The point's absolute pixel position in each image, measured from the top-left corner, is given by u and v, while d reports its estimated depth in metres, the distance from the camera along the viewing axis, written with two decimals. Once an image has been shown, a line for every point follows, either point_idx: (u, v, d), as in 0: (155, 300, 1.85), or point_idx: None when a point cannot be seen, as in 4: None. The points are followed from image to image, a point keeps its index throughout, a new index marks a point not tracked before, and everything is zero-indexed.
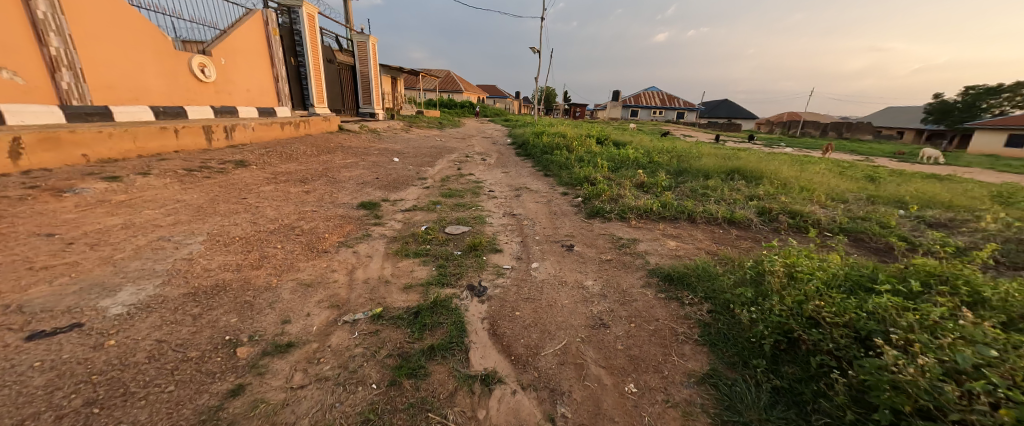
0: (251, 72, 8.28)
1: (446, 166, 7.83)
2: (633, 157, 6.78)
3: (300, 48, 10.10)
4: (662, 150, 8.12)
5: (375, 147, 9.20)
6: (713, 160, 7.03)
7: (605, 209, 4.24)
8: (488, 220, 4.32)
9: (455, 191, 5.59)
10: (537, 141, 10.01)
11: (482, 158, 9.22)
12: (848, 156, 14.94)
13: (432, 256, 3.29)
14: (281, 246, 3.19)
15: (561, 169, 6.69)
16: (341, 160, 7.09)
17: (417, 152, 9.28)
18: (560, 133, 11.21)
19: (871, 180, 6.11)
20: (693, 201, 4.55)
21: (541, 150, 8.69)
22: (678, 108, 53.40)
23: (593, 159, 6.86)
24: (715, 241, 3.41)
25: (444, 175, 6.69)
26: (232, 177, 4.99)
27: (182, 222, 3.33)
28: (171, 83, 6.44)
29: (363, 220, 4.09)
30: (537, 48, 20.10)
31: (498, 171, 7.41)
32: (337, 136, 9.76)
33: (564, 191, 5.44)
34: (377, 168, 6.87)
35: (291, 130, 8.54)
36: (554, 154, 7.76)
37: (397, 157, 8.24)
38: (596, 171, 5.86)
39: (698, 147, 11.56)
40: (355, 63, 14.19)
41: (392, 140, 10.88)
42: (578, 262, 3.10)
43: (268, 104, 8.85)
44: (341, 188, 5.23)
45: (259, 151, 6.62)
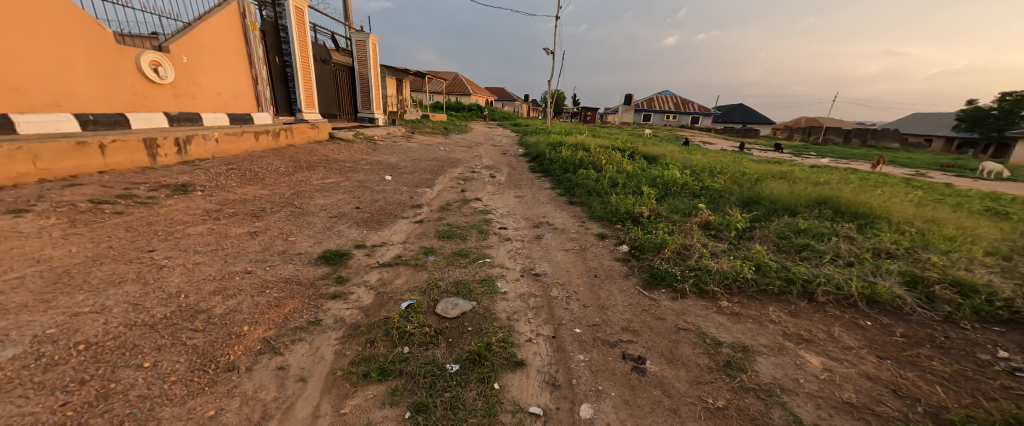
0: (222, 73, 7.09)
1: (446, 186, 6.53)
2: (680, 181, 5.42)
3: (286, 46, 8.92)
4: (711, 168, 6.69)
5: (367, 160, 7.95)
6: (783, 185, 5.60)
7: (672, 273, 2.89)
8: (500, 286, 3.00)
9: (453, 229, 4.27)
10: (555, 154, 8.67)
11: (491, 175, 7.91)
12: (898, 171, 13.32)
13: (407, 378, 1.97)
14: (152, 363, 1.89)
15: (591, 195, 5.35)
16: (319, 180, 5.84)
17: (415, 167, 7.99)
18: (581, 143, 9.81)
19: (1003, 217, 4.65)
20: (796, 260, 3.17)
21: (561, 167, 7.33)
22: (693, 113, 51.61)
23: (631, 183, 5.50)
24: (882, 355, 2.03)
25: (444, 202, 5.41)
26: (158, 211, 3.74)
27: (6, 312, 2.06)
28: (111, 85, 5.24)
29: (317, 288, 2.79)
30: (550, 49, 18.78)
31: (509, 195, 6.06)
32: (326, 146, 8.52)
33: (599, 232, 4.12)
34: (361, 191, 5.59)
35: (270, 140, 7.32)
36: (580, 173, 6.40)
37: (390, 173, 7.00)
38: (640, 203, 4.53)
39: (739, 161, 10.09)
40: (354, 65, 13.04)
41: (389, 151, 9.64)
42: (662, 406, 1.74)
43: (244, 109, 7.65)
44: (303, 226, 3.94)
45: (217, 169, 5.38)
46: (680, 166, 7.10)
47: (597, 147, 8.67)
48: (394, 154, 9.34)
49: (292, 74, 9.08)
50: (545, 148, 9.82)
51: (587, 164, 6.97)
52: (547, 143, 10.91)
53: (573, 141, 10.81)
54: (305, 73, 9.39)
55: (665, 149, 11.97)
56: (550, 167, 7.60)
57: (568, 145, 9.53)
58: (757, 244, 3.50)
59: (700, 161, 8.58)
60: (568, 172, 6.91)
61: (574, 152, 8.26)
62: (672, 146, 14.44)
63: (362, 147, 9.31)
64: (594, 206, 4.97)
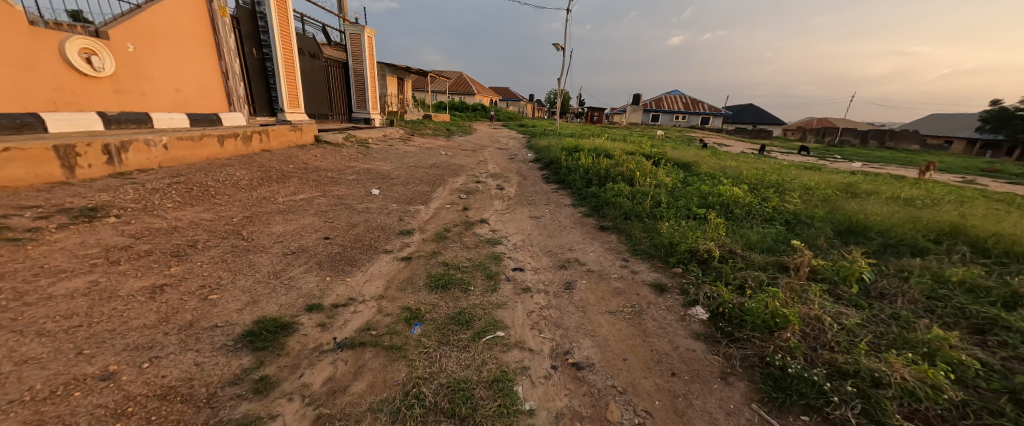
0: (182, 65, 6.01)
1: (443, 203, 5.38)
2: (742, 201, 4.28)
3: (266, 37, 7.83)
4: (768, 181, 5.51)
5: (354, 168, 6.83)
6: (873, 207, 4.41)
7: (814, 385, 1.73)
8: (522, 397, 1.84)
9: (451, 274, 3.11)
10: (574, 161, 7.53)
11: (498, 187, 6.76)
12: (946, 179, 12.10)
13: None
14: None
15: (629, 220, 4.21)
16: (288, 196, 4.73)
17: (409, 176, 6.86)
18: (601, 148, 8.64)
19: None
20: (990, 349, 2.01)
21: (584, 178, 6.18)
22: (703, 113, 50.13)
23: (680, 204, 4.35)
24: None
25: (441, 227, 4.30)
26: (30, 251, 2.62)
27: None
28: (22, 77, 4.14)
29: (213, 412, 1.64)
30: (560, 45, 17.61)
31: (521, 216, 4.89)
32: (310, 151, 7.43)
33: (654, 280, 2.98)
34: (337, 211, 4.45)
35: (239, 145, 6.21)
36: (610, 187, 5.25)
37: (380, 186, 5.90)
38: (703, 237, 3.38)
39: (780, 169, 8.89)
40: (348, 60, 11.98)
41: (382, 156, 8.52)
42: None
43: (213, 108, 6.57)
44: (240, 272, 2.81)
45: (157, 184, 4.29)
46: (727, 178, 5.94)
47: (623, 154, 7.52)
48: (387, 160, 8.22)
49: (273, 69, 8.00)
50: (561, 153, 8.68)
51: (616, 176, 5.83)
52: (561, 147, 9.78)
53: (590, 145, 9.65)
54: (288, 68, 8.31)
55: (691, 154, 10.78)
56: (568, 179, 6.45)
57: (587, 151, 8.41)
58: (906, 313, 2.34)
59: (743, 171, 7.38)
60: (593, 186, 5.76)
61: (596, 159, 7.10)
62: (694, 150, 13.23)
63: (352, 152, 8.20)
64: (637, 237, 3.83)
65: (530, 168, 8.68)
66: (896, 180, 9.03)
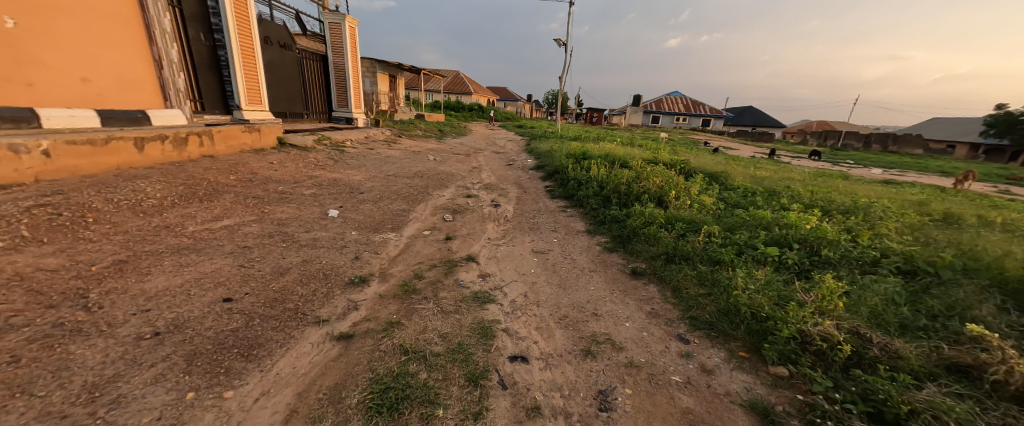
0: (95, 48, 4.77)
1: (419, 230, 4.15)
2: (829, 238, 3.09)
3: (218, 20, 6.56)
4: (839, 203, 4.32)
5: (316, 179, 5.59)
6: (1005, 244, 3.22)
7: None
8: None
9: (410, 374, 1.90)
10: (584, 172, 6.32)
11: (492, 205, 5.53)
12: (985, 191, 10.98)
13: None
14: None
15: (675, 265, 3.02)
16: (207, 221, 3.50)
17: (383, 190, 5.62)
18: (613, 155, 7.43)
19: None
20: None
21: (601, 196, 4.98)
22: (705, 115, 49.12)
23: (742, 242, 3.17)
24: None
25: (411, 271, 3.11)
26: None
27: None
28: None
29: None
30: (563, 40, 16.35)
31: (520, 251, 3.67)
32: (267, 157, 6.19)
33: (747, 394, 1.79)
34: (266, 247, 3.20)
35: (167, 149, 4.93)
36: (639, 211, 4.06)
37: (343, 203, 4.68)
38: (806, 307, 2.18)
39: (820, 181, 7.71)
40: (328, 53, 10.78)
41: (357, 162, 7.28)
42: None
43: (141, 104, 5.30)
44: (24, 392, 1.57)
45: (5, 207, 2.90)
46: (781, 197, 4.75)
47: (642, 163, 6.31)
48: (362, 167, 6.97)
49: (227, 58, 6.75)
50: (568, 160, 7.46)
51: (642, 194, 4.63)
52: (567, 153, 8.55)
53: (601, 151, 8.43)
54: (247, 58, 7.05)
55: (711, 161, 9.60)
56: (580, 195, 5.24)
57: (599, 159, 7.20)
58: None
59: (785, 185, 6.19)
60: (613, 207, 4.57)
61: (613, 170, 5.90)
62: (709, 156, 12.04)
63: (320, 157, 6.96)
64: (692, 295, 2.64)
65: (530, 178, 7.47)
66: (948, 193, 7.88)
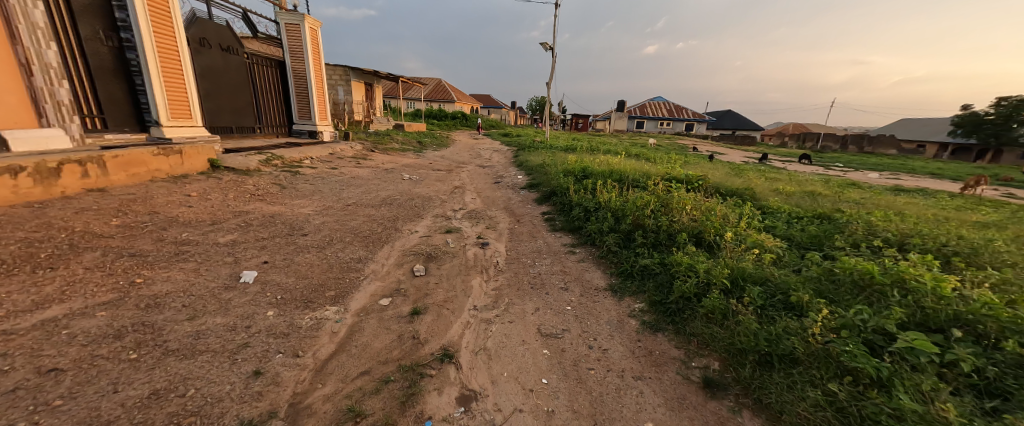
0: None
1: (374, 298, 2.91)
2: (1008, 317, 1.97)
3: (124, 14, 5.21)
4: (939, 240, 3.26)
5: (246, 216, 4.28)
6: None
7: None
8: None
9: None
10: (591, 194, 5.20)
11: (477, 244, 4.32)
12: (1001, 197, 10.33)
13: None
14: None
15: (777, 372, 1.88)
16: (18, 311, 2.17)
17: (336, 227, 4.35)
18: (621, 171, 6.33)
19: None
20: None
21: (620, 232, 3.85)
22: (689, 120, 49.14)
23: (867, 325, 2.06)
24: None
25: (344, 399, 1.87)
26: None
27: None
28: None
29: None
30: (549, 44, 15.32)
31: (521, 336, 2.48)
32: (187, 186, 4.84)
33: None
34: (102, 360, 1.91)
35: (24, 184, 3.50)
36: (683, 261, 2.93)
37: (271, 255, 3.40)
38: None
39: (852, 196, 6.75)
40: (286, 58, 9.47)
41: (311, 187, 5.97)
42: None
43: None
44: None
45: None
46: (851, 230, 3.70)
47: (660, 183, 5.22)
48: (316, 194, 5.66)
49: (140, 62, 5.39)
50: (567, 178, 6.33)
51: (677, 232, 3.52)
52: (565, 167, 7.44)
53: (604, 165, 7.33)
54: (168, 63, 5.70)
55: (721, 173, 8.61)
56: (592, 230, 4.10)
57: (604, 176, 6.10)
58: None
59: (830, 206, 5.17)
60: (640, 251, 3.43)
61: (627, 194, 4.79)
62: (713, 165, 11.09)
63: (262, 183, 5.61)
64: None
65: (522, 201, 6.28)
66: (989, 205, 7.02)
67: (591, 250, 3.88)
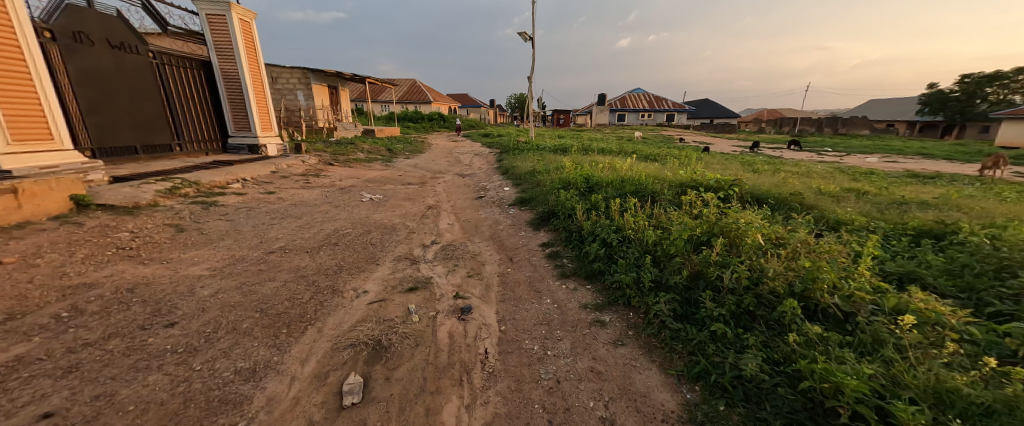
0: None
1: None
2: None
3: None
4: None
5: (84, 295, 2.70)
6: None
7: None
8: None
9: None
10: (608, 219, 3.85)
11: (453, 312, 2.87)
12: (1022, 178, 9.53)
13: None
14: None
15: None
16: None
17: (237, 300, 2.84)
18: (635, 180, 5.01)
19: None
20: None
21: (672, 289, 2.49)
22: (670, 110, 48.63)
23: None
24: None
25: None
26: None
27: None
28: None
29: None
30: (528, 34, 13.88)
31: None
32: (10, 243, 3.20)
33: None
34: None
35: None
36: (833, 372, 1.59)
37: (77, 388, 1.88)
38: None
39: (906, 193, 5.62)
40: (214, 60, 7.89)
41: (226, 225, 4.39)
42: None
43: None
44: None
45: None
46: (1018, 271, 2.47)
47: (696, 200, 3.92)
48: (228, 236, 4.10)
49: None
50: (569, 192, 4.98)
51: (773, 292, 2.17)
52: (561, 176, 6.10)
53: (609, 170, 6.01)
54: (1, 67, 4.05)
55: (739, 170, 7.41)
56: (624, 283, 2.73)
57: (616, 190, 4.77)
58: None
59: (915, 214, 3.96)
60: (718, 331, 2.08)
61: (661, 220, 3.46)
62: (720, 161, 9.89)
63: (148, 226, 4.01)
64: None
65: (512, 225, 4.87)
66: None
67: (628, 317, 2.52)
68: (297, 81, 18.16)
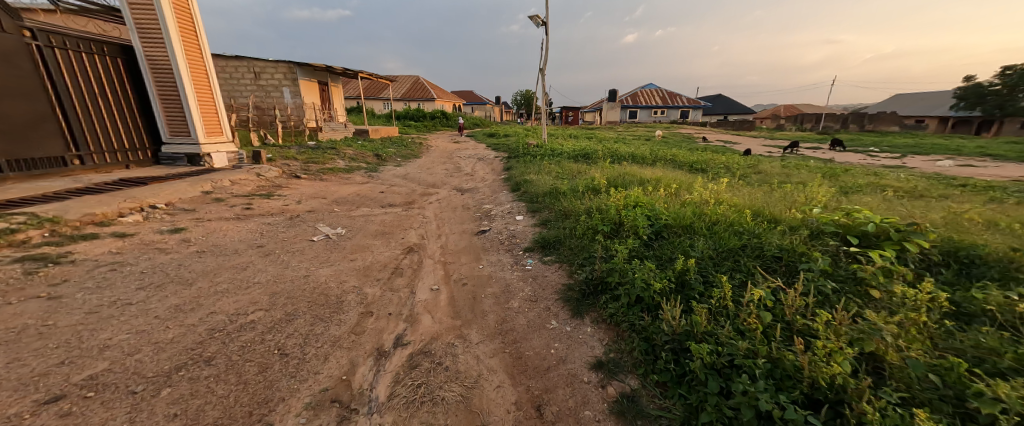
0: None
1: None
2: None
3: None
4: None
5: None
6: None
7: None
8: None
9: None
10: (736, 330, 1.96)
11: None
12: None
13: None
14: None
15: None
16: None
17: None
18: (733, 221, 3.07)
19: None
20: None
21: None
22: (685, 106, 46.18)
23: None
24: None
25: None
26: None
27: None
28: None
29: None
30: (540, 18, 11.90)
31: None
32: None
33: None
34: None
35: None
36: None
37: None
38: None
39: None
40: (139, 48, 6.29)
41: (33, 314, 2.51)
42: None
43: None
44: None
45: None
46: None
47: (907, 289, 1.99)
48: (5, 348, 2.18)
49: None
50: (626, 242, 3.05)
51: None
52: (601, 204, 4.17)
53: (672, 195, 4.06)
54: None
55: (838, 186, 5.36)
56: None
57: (710, 241, 2.84)
58: None
59: None
60: None
61: (903, 364, 1.58)
62: (786, 171, 7.82)
63: None
64: None
65: (531, 302, 2.93)
66: None
67: None
68: (282, 77, 16.47)
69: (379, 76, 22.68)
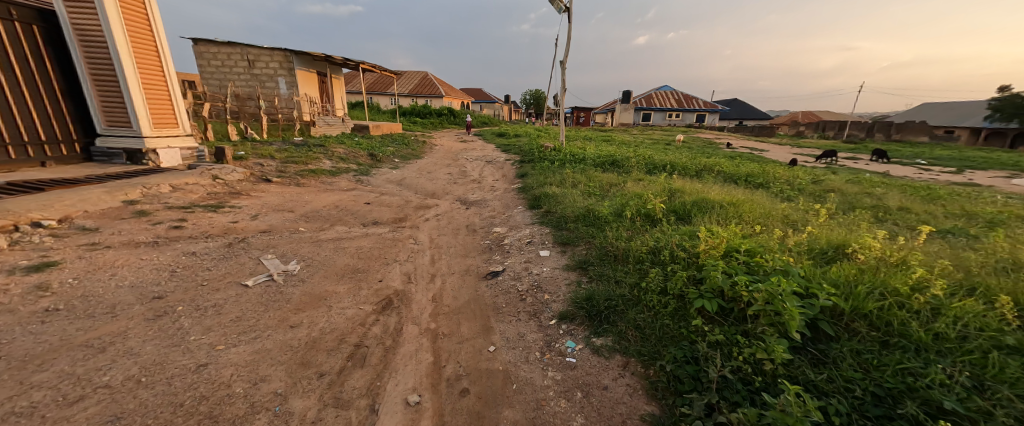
0: None
1: None
2: None
3: None
4: None
5: None
6: None
7: None
8: None
9: None
10: None
11: None
12: None
13: None
14: None
15: None
16: None
17: None
18: (978, 316, 1.61)
19: None
20: None
21: None
22: (702, 110, 44.42)
23: None
24: None
25: None
26: None
27: None
28: None
29: None
30: (564, 4, 10.43)
31: None
32: None
33: None
34: None
35: None
36: None
37: None
38: None
39: None
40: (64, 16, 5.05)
41: None
42: None
43: None
44: None
45: None
46: None
47: None
48: None
49: None
50: (767, 348, 1.62)
51: None
52: (677, 246, 2.73)
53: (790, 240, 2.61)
54: None
55: (987, 222, 3.86)
56: None
57: (959, 368, 1.41)
58: None
59: None
60: None
61: None
62: (870, 191, 6.31)
63: None
64: None
65: None
66: None
67: None
68: (278, 66, 15.21)
69: (384, 70, 21.39)
